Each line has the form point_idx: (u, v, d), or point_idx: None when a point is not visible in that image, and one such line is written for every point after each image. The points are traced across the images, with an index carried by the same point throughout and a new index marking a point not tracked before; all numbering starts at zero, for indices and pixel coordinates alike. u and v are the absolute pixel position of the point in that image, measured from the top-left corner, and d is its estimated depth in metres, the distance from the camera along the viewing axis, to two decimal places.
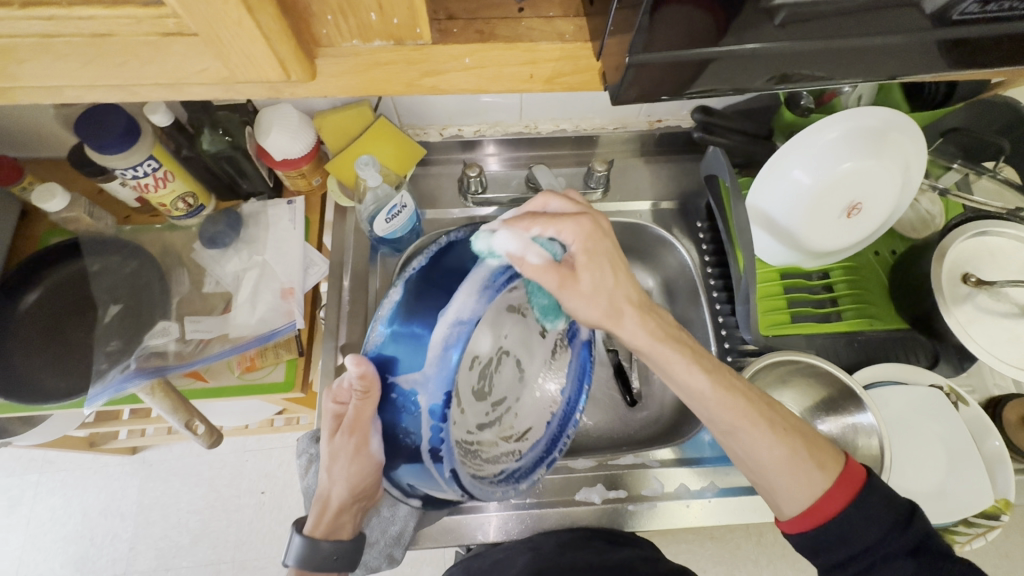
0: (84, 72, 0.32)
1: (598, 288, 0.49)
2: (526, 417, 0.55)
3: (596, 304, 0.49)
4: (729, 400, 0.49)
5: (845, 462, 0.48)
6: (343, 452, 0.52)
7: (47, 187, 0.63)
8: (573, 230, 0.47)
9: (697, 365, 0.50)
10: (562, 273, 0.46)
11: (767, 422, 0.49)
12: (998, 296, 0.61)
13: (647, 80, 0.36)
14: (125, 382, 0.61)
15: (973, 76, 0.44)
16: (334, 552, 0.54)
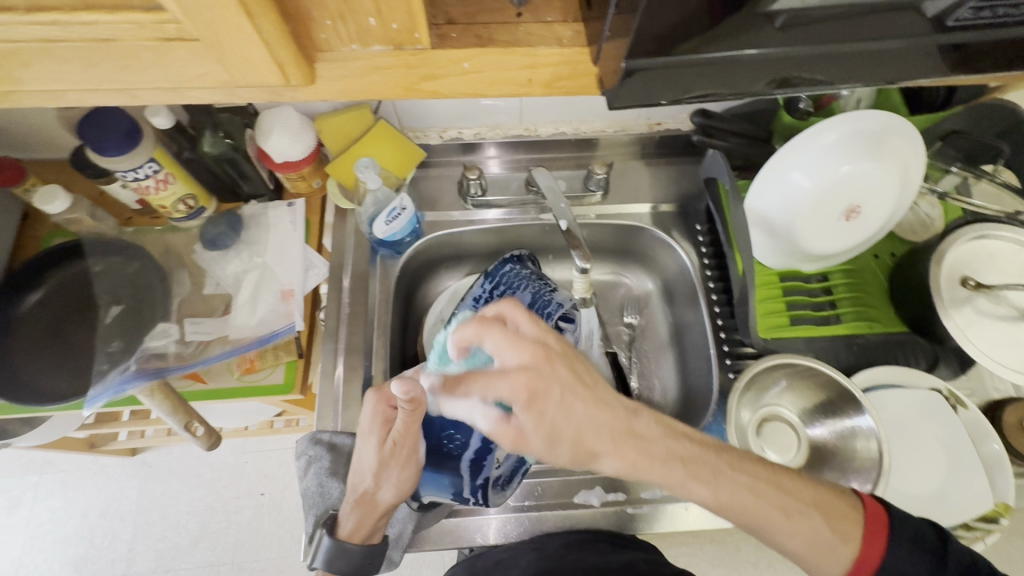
0: (85, 76, 0.32)
1: (568, 428, 0.40)
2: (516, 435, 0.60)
3: (564, 449, 0.40)
4: (749, 500, 0.43)
5: (863, 504, 0.45)
6: (389, 458, 0.56)
7: (49, 190, 0.63)
8: (508, 386, 0.39)
9: (696, 477, 0.43)
10: (511, 434, 0.40)
11: (780, 512, 0.44)
12: (997, 299, 0.61)
13: (642, 84, 0.36)
14: (125, 383, 0.61)
15: (972, 81, 0.44)
16: (364, 556, 0.55)
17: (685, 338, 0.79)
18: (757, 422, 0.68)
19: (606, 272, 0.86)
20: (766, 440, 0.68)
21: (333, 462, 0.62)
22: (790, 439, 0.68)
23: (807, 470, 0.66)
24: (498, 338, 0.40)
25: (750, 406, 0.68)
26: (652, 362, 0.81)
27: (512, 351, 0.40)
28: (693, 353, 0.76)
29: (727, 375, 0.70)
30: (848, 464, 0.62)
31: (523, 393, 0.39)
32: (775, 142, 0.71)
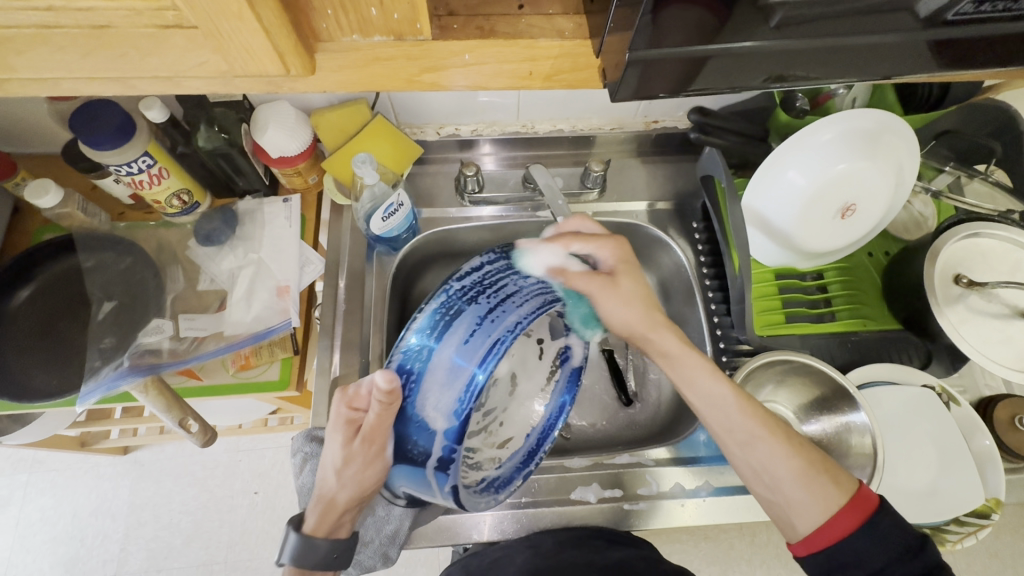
0: (81, 64, 0.32)
1: (631, 297, 0.55)
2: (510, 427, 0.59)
3: (636, 312, 0.55)
4: (748, 408, 0.51)
5: (858, 488, 0.47)
6: (356, 456, 0.51)
7: (41, 183, 0.62)
8: (606, 262, 0.56)
9: (716, 371, 0.53)
10: (599, 279, 0.55)
11: (772, 429, 0.50)
12: (990, 297, 0.62)
13: (642, 78, 0.36)
14: (119, 379, 0.61)
15: (968, 78, 0.44)
16: (333, 551, 0.52)
17: None
18: None
19: None
20: None
21: None
22: None
23: None
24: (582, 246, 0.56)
25: None
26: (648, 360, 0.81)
27: (604, 290, 0.55)
28: None
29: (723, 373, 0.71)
30: (843, 461, 0.62)
31: (593, 281, 0.55)
32: (772, 140, 0.71)
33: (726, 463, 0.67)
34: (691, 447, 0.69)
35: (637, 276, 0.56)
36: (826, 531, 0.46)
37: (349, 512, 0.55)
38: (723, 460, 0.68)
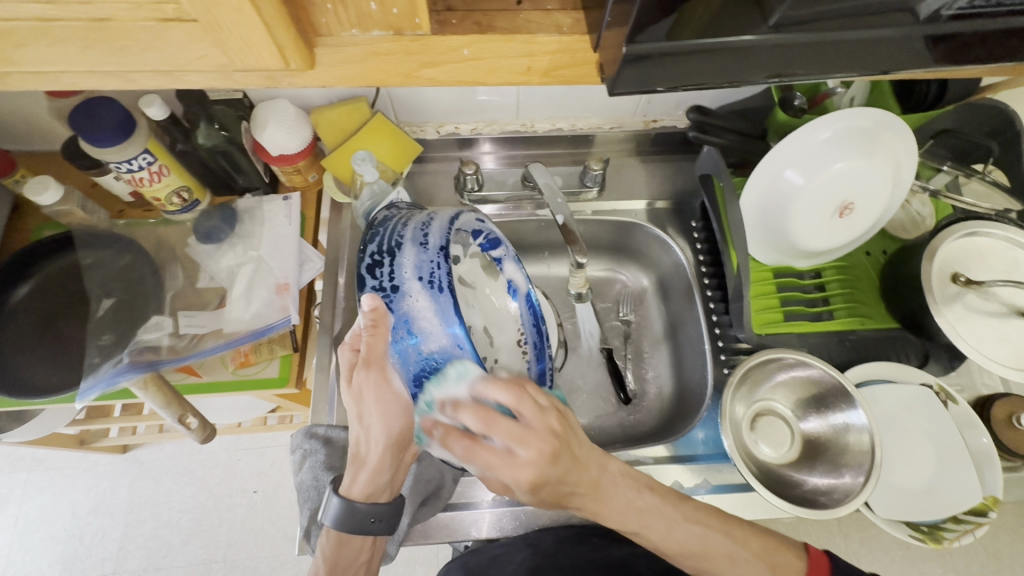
0: (83, 57, 0.32)
1: (555, 490, 0.45)
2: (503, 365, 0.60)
3: (551, 496, 0.46)
4: (699, 550, 0.51)
5: (807, 556, 0.52)
6: (364, 391, 0.49)
7: (41, 180, 0.63)
8: (524, 458, 0.41)
9: (652, 532, 0.51)
10: (499, 485, 0.45)
11: (727, 558, 0.51)
12: (987, 296, 0.62)
13: (639, 74, 0.36)
14: (118, 376, 0.60)
15: (966, 74, 0.44)
16: (371, 514, 0.53)
17: (679, 334, 0.79)
18: (750, 417, 0.68)
19: (601, 269, 0.86)
20: (760, 434, 0.68)
21: (329, 455, 0.62)
22: (783, 434, 0.68)
23: (800, 464, 0.66)
24: (490, 460, 0.41)
25: (744, 401, 0.68)
26: (647, 358, 0.81)
27: (489, 463, 0.41)
28: (688, 349, 0.77)
29: (721, 371, 0.71)
30: (841, 458, 0.62)
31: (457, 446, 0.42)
32: (769, 139, 0.71)
33: (725, 461, 0.67)
34: (689, 446, 0.69)
35: (533, 451, 0.42)
36: None
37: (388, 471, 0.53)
38: (721, 458, 0.68)
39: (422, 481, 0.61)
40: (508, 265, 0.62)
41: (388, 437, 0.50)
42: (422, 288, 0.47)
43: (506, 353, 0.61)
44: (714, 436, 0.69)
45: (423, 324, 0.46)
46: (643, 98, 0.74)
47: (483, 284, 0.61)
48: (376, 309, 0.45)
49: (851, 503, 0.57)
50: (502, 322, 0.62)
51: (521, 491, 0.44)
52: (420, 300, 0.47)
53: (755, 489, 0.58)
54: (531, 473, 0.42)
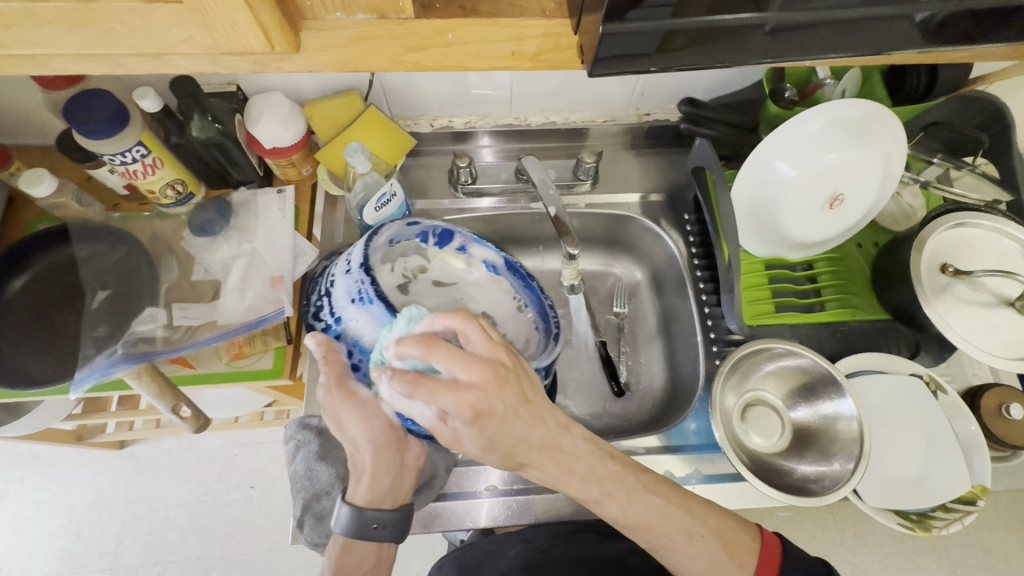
0: (69, 40, 0.32)
1: (503, 442, 0.45)
2: (504, 327, 0.62)
3: (497, 454, 0.46)
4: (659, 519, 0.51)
5: (761, 539, 0.53)
6: (340, 408, 0.51)
7: (36, 172, 0.63)
8: (452, 403, 0.42)
9: (608, 496, 0.50)
10: (446, 435, 0.45)
11: (683, 535, 0.51)
12: (975, 286, 0.62)
13: (620, 54, 0.36)
14: (112, 367, 0.61)
15: (952, 59, 0.44)
16: (377, 521, 0.53)
17: (672, 327, 0.79)
18: (741, 407, 0.69)
19: (595, 262, 0.86)
20: (751, 424, 0.69)
21: (323, 445, 0.63)
22: (774, 424, 0.69)
23: (791, 453, 0.67)
24: (442, 391, 0.42)
25: (734, 391, 0.68)
26: (640, 350, 0.82)
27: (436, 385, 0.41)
28: (681, 341, 0.77)
29: (713, 362, 0.71)
30: (831, 446, 0.63)
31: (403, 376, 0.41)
32: (762, 131, 0.71)
33: (716, 451, 0.68)
34: (681, 436, 0.69)
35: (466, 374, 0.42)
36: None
37: (386, 475, 0.53)
38: (713, 448, 0.68)
39: None
40: (476, 248, 0.61)
41: (368, 441, 0.52)
42: (358, 305, 0.52)
43: (513, 326, 0.62)
44: (706, 427, 0.70)
45: (368, 336, 0.52)
46: (636, 91, 0.74)
47: (469, 273, 0.63)
48: (323, 341, 0.51)
49: (840, 490, 0.57)
50: (500, 296, 0.62)
51: (467, 439, 0.45)
52: (359, 317, 0.52)
53: (745, 478, 0.58)
54: (473, 398, 0.42)
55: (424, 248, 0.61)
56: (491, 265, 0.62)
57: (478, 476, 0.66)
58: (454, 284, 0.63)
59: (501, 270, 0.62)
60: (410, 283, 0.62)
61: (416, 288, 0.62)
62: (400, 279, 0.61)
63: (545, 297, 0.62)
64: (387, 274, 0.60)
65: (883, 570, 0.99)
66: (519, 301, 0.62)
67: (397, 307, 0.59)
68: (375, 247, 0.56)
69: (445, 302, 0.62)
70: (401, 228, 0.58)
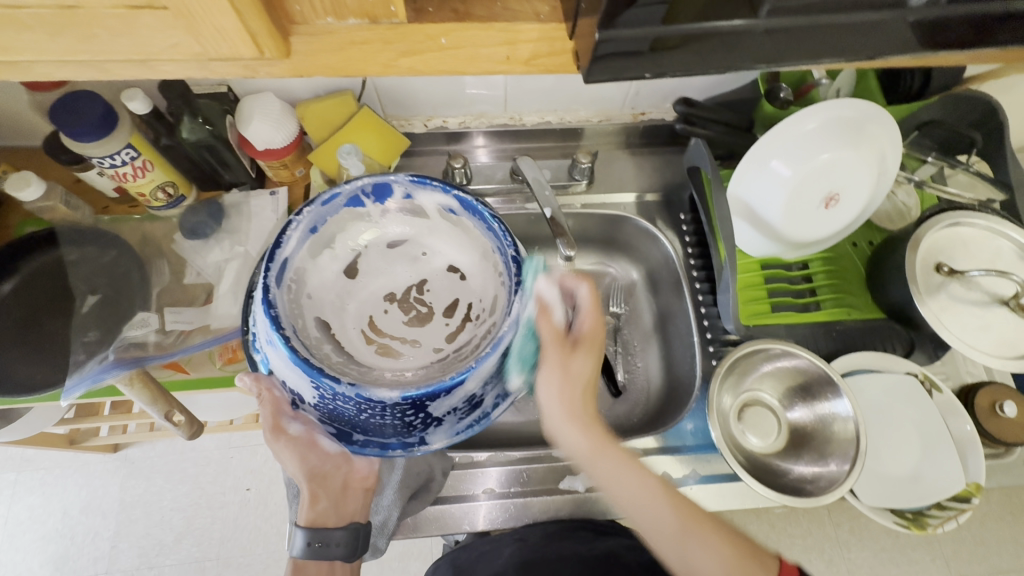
0: (52, 46, 0.32)
1: (580, 375, 0.51)
2: (471, 288, 0.55)
3: (570, 388, 0.50)
4: (670, 502, 0.49)
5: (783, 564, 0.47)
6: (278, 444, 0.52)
7: (23, 175, 0.62)
8: (592, 325, 0.53)
9: (641, 466, 0.50)
10: (562, 343, 0.51)
11: (704, 516, 0.49)
12: (969, 285, 0.62)
13: (615, 61, 0.36)
14: (102, 373, 0.60)
15: (947, 61, 0.44)
16: (328, 540, 0.54)
17: (669, 327, 0.79)
18: (737, 408, 0.69)
19: (591, 262, 0.86)
20: (747, 425, 0.69)
21: None
22: (770, 424, 0.69)
23: (787, 454, 0.67)
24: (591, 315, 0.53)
25: (731, 392, 0.68)
26: (636, 351, 0.81)
27: (557, 363, 0.50)
28: (677, 341, 0.77)
29: (710, 362, 0.72)
30: (827, 447, 0.63)
31: (556, 343, 0.51)
32: (757, 130, 0.72)
33: (713, 452, 0.68)
34: (678, 437, 0.69)
35: (594, 361, 0.52)
36: None
37: (329, 499, 0.56)
38: (709, 449, 0.68)
39: (411, 475, 0.61)
40: (422, 194, 0.53)
41: (306, 473, 0.54)
42: (274, 350, 0.47)
43: (480, 279, 0.55)
44: (703, 427, 0.70)
45: (291, 381, 0.48)
46: (631, 91, 0.74)
47: (422, 223, 0.56)
48: (256, 381, 0.50)
49: (837, 491, 0.57)
50: (458, 245, 0.56)
51: (580, 349, 0.52)
52: (281, 363, 0.47)
53: (743, 479, 0.58)
54: (601, 336, 0.54)
55: (363, 213, 0.53)
56: (450, 209, 0.54)
57: (473, 480, 0.65)
58: (408, 242, 0.57)
59: (456, 212, 0.54)
60: (360, 258, 0.55)
61: (365, 260, 0.55)
62: (348, 261, 0.55)
63: (506, 244, 0.51)
64: (327, 263, 0.53)
65: (878, 566, 0.99)
66: (480, 242, 0.54)
67: (344, 304, 0.54)
68: (302, 237, 0.49)
69: (402, 267, 0.57)
70: (325, 202, 0.50)
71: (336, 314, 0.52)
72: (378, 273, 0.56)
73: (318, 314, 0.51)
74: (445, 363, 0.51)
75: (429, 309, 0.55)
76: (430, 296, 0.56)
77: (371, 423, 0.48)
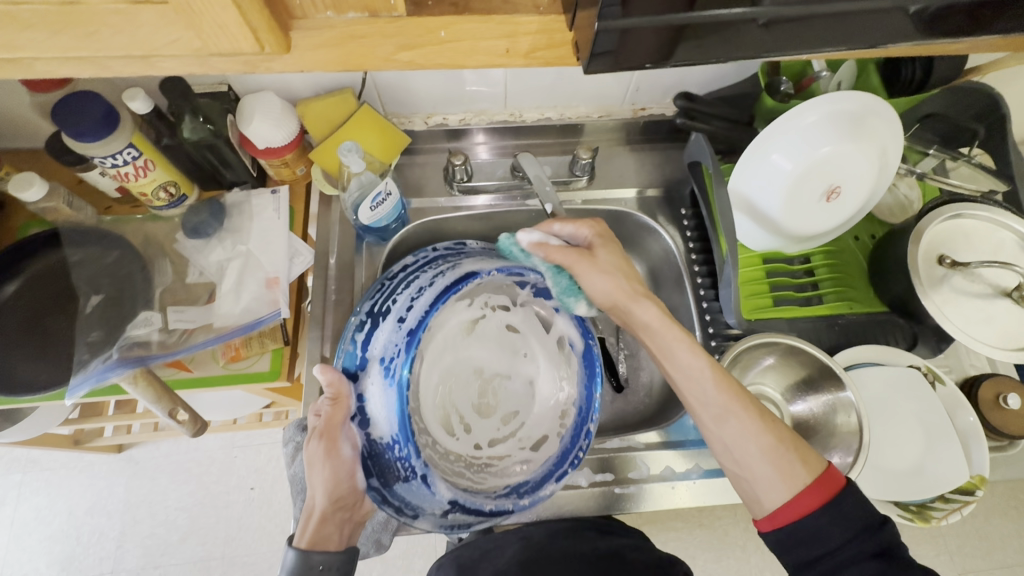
0: (53, 43, 0.32)
1: (610, 266, 0.57)
2: (538, 426, 0.63)
3: (610, 283, 0.56)
4: (723, 383, 0.51)
5: (824, 466, 0.48)
6: (315, 458, 0.52)
7: (25, 176, 0.62)
8: (587, 239, 0.59)
9: (687, 343, 0.53)
10: (574, 258, 0.57)
11: (746, 403, 0.51)
12: (972, 277, 0.62)
13: (612, 48, 0.36)
14: (107, 372, 0.60)
15: (950, 50, 0.44)
16: (324, 562, 0.51)
17: None
18: None
19: None
20: None
21: None
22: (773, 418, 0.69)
23: None
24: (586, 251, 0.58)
25: None
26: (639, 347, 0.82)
27: (588, 269, 0.56)
28: None
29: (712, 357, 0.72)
30: (830, 440, 0.63)
31: (570, 259, 0.57)
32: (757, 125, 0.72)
33: None
34: (681, 431, 0.70)
35: (620, 256, 0.58)
36: (790, 507, 0.47)
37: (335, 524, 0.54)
38: None
39: None
40: (562, 320, 0.65)
41: (329, 495, 0.52)
42: (378, 367, 0.54)
43: (541, 415, 0.64)
44: None
45: (372, 412, 0.54)
46: (631, 86, 0.74)
47: (538, 332, 0.66)
48: (333, 380, 0.52)
49: None
50: (552, 367, 0.65)
51: (602, 255, 0.57)
52: (374, 385, 0.54)
53: None
54: (618, 250, 0.58)
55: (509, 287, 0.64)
56: (586, 353, 0.64)
57: None
58: (519, 338, 0.66)
59: (586, 356, 0.64)
60: (484, 318, 0.64)
61: (478, 325, 0.64)
62: (476, 314, 0.64)
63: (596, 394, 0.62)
64: (463, 308, 0.62)
65: None
66: (565, 394, 0.64)
67: (446, 351, 0.62)
68: (452, 274, 0.58)
69: (502, 355, 0.65)
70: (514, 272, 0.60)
71: (439, 355, 0.61)
72: (474, 344, 0.64)
73: (427, 347, 0.59)
74: (477, 467, 0.60)
75: (492, 408, 0.63)
76: (503, 393, 0.64)
77: (401, 490, 0.54)
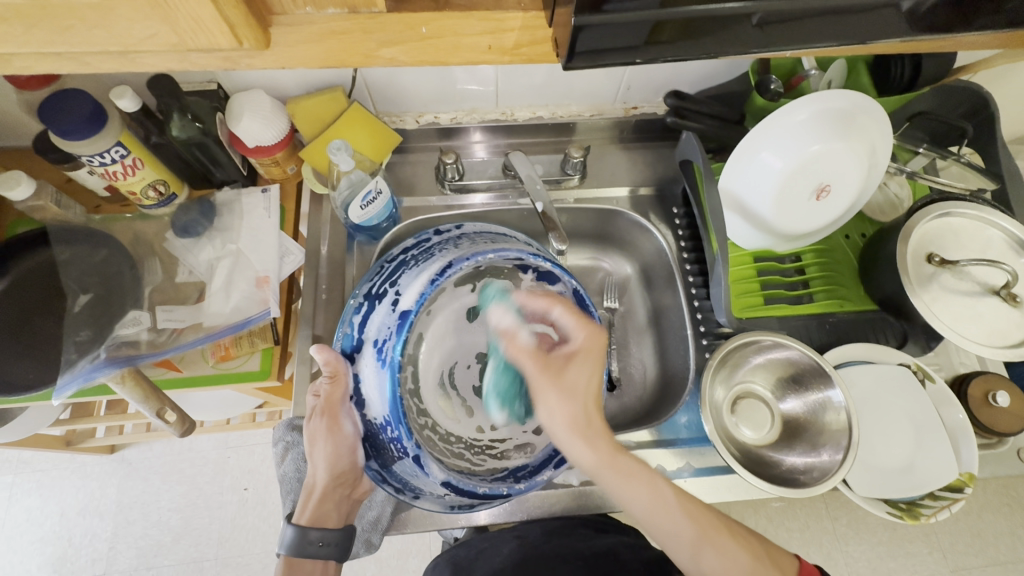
0: (29, 37, 0.32)
1: (575, 391, 0.51)
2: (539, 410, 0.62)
3: (569, 414, 0.50)
4: (689, 517, 0.52)
5: (800, 561, 0.54)
6: (317, 433, 0.58)
7: (11, 175, 0.61)
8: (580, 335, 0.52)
9: (658, 476, 0.52)
10: (548, 367, 0.52)
11: (725, 528, 0.53)
12: (960, 275, 0.63)
13: (592, 44, 0.36)
14: (95, 371, 0.61)
15: (937, 48, 0.44)
16: (320, 539, 0.58)
17: (662, 321, 0.80)
18: (731, 400, 0.69)
19: (584, 258, 0.86)
20: (741, 417, 0.69)
21: None
22: (764, 416, 0.69)
23: (780, 445, 0.67)
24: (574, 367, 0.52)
25: (724, 384, 0.68)
26: (631, 346, 0.82)
27: (555, 386, 0.51)
28: (670, 335, 0.77)
29: (702, 355, 0.72)
30: (820, 437, 0.63)
31: (537, 364, 0.52)
32: (747, 124, 0.72)
33: (707, 445, 0.68)
34: (673, 430, 0.69)
35: (591, 372, 0.52)
36: None
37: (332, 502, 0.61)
38: (704, 441, 0.69)
39: None
40: None
41: (330, 472, 0.59)
42: (371, 349, 0.54)
43: None
44: (697, 420, 0.70)
45: (367, 393, 0.54)
46: (623, 84, 0.74)
47: None
48: (330, 361, 0.54)
49: (829, 481, 0.57)
50: None
51: (569, 368, 0.52)
52: (368, 367, 0.54)
53: (736, 472, 0.58)
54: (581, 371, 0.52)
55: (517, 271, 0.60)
56: None
57: None
58: None
59: None
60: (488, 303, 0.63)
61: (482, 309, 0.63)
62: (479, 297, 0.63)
63: None
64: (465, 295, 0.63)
65: (876, 559, 1.00)
66: None
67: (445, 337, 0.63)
68: (437, 259, 0.55)
69: None
70: (509, 253, 0.54)
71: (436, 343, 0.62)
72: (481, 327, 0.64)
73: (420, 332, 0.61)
74: (479, 449, 0.60)
75: None
76: None
77: (399, 471, 0.55)
